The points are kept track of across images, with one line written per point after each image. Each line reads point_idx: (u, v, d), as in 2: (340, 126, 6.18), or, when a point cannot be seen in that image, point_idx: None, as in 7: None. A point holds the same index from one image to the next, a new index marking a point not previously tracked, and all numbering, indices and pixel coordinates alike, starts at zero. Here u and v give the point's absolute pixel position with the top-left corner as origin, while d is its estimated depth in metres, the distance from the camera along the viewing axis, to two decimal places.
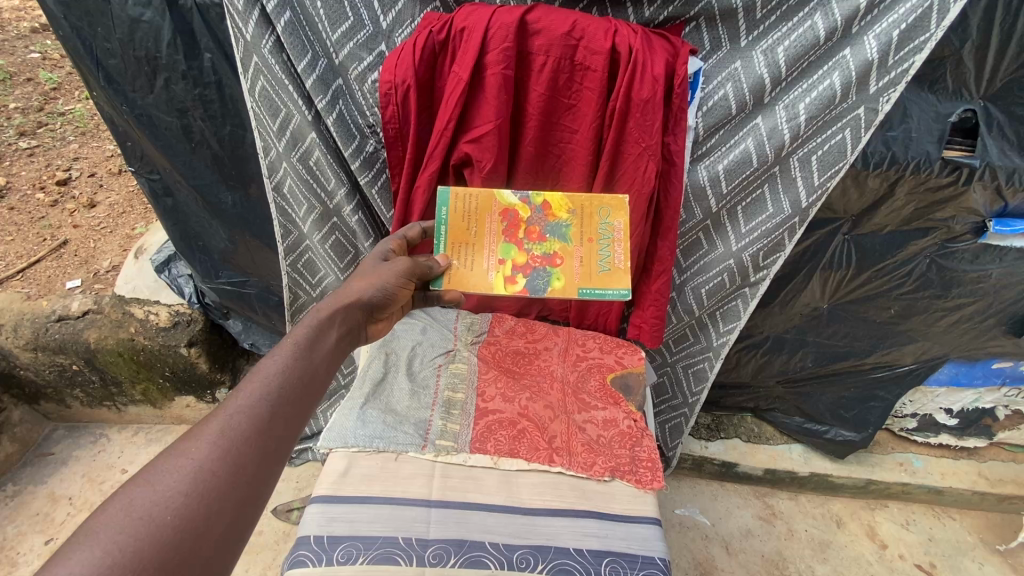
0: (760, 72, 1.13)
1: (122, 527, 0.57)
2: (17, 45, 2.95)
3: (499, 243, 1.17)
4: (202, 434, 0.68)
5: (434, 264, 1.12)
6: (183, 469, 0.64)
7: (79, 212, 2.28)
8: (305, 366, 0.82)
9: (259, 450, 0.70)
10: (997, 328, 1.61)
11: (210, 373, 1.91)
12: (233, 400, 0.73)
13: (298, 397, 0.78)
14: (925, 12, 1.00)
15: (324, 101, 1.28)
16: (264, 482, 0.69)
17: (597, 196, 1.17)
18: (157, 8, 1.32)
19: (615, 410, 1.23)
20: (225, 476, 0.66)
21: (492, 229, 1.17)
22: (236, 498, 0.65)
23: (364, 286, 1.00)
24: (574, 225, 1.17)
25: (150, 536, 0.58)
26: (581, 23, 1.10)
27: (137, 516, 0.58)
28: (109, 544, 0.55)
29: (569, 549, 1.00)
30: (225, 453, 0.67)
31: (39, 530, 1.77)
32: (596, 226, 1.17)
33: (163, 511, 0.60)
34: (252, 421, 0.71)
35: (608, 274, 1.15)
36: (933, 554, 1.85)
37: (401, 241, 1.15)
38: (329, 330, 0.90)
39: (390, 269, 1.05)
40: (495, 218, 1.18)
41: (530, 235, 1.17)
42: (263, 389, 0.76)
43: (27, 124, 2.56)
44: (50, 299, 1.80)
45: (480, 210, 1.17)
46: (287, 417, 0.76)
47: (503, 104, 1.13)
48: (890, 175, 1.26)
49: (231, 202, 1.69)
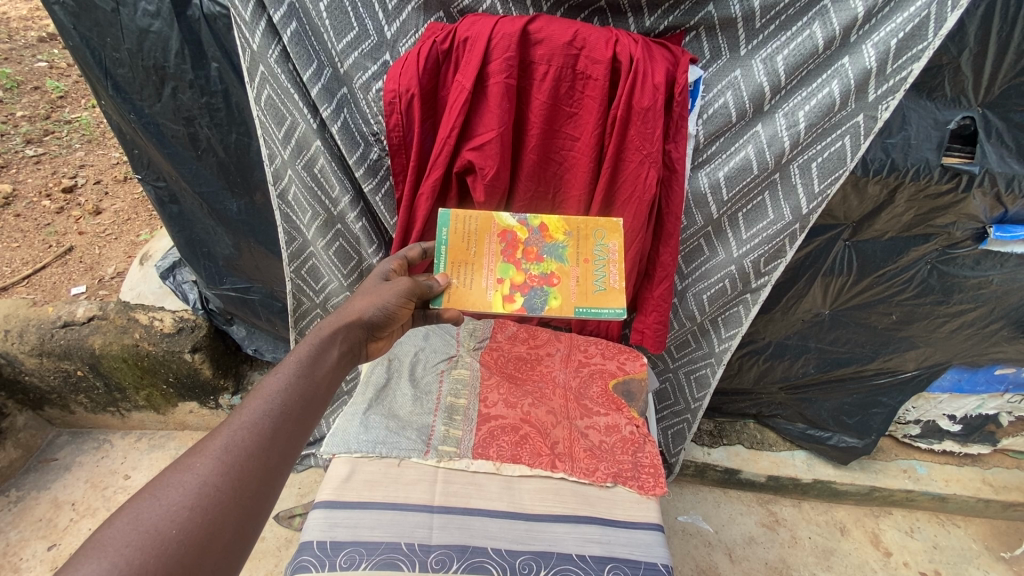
0: (760, 80, 1.14)
1: (129, 540, 0.58)
2: (24, 54, 2.98)
3: (498, 262, 1.18)
4: (207, 450, 0.68)
5: (434, 283, 1.12)
6: (187, 484, 0.65)
7: (84, 218, 2.30)
8: (307, 383, 0.83)
9: (261, 466, 0.71)
10: (999, 334, 1.61)
11: (213, 378, 1.92)
12: (236, 416, 0.74)
13: (297, 415, 0.78)
14: (923, 21, 1.02)
15: (329, 109, 1.30)
16: (267, 496, 0.69)
17: (592, 219, 1.20)
18: (165, 18, 1.34)
19: (616, 416, 1.24)
20: (228, 491, 0.66)
21: (491, 249, 1.18)
22: (238, 514, 0.66)
23: (366, 305, 1.00)
24: (571, 246, 1.19)
25: (156, 550, 0.58)
26: (583, 32, 1.12)
27: (143, 530, 0.59)
28: (115, 556, 0.56)
29: (571, 554, 1.00)
30: (229, 469, 0.68)
31: (41, 536, 1.77)
32: (592, 247, 1.19)
33: (168, 526, 0.60)
34: (256, 438, 0.72)
35: (603, 293, 1.16)
36: (937, 562, 1.84)
37: (402, 261, 1.16)
38: (331, 347, 0.91)
39: (390, 288, 1.04)
40: (495, 239, 1.19)
41: (528, 255, 1.18)
42: (266, 405, 0.76)
43: (35, 132, 2.59)
44: (56, 306, 1.82)
45: (480, 230, 1.18)
46: (290, 434, 0.76)
47: (505, 112, 1.15)
48: (890, 182, 1.27)
49: (236, 209, 1.70)
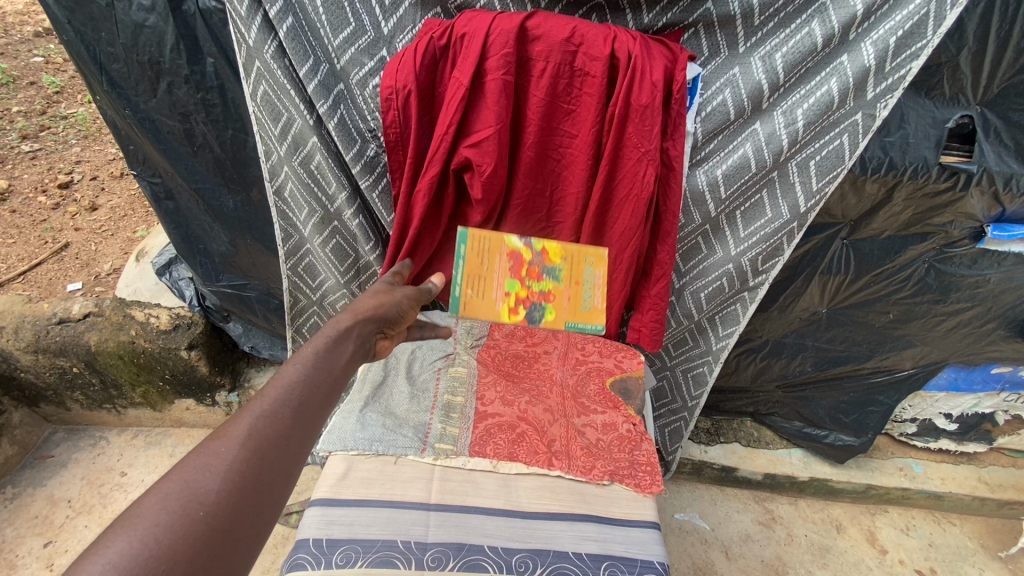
0: (759, 78, 1.14)
1: (159, 520, 0.55)
2: (20, 48, 2.97)
3: (507, 278, 1.21)
4: (232, 433, 0.66)
5: (432, 287, 1.16)
6: (215, 465, 0.62)
7: (80, 215, 2.28)
8: (327, 372, 0.81)
9: (285, 451, 0.68)
10: (996, 333, 1.61)
11: (210, 375, 1.92)
12: (259, 401, 0.71)
13: (317, 401, 0.76)
14: (922, 20, 1.01)
15: (326, 105, 1.29)
16: (289, 484, 0.67)
17: (584, 247, 1.20)
18: (160, 13, 1.33)
19: (614, 414, 1.24)
20: (254, 475, 0.63)
21: (501, 267, 1.20)
22: (263, 500, 0.63)
23: (379, 302, 1.01)
24: (567, 268, 1.22)
25: (185, 530, 0.55)
26: (581, 29, 1.11)
27: (172, 511, 0.56)
28: (145, 535, 0.53)
29: (567, 553, 0.99)
30: (255, 453, 0.65)
31: (38, 533, 1.76)
32: (583, 273, 1.22)
33: (196, 507, 0.57)
34: (280, 423, 0.70)
35: (591, 313, 1.24)
36: (933, 559, 1.85)
37: (400, 274, 1.18)
38: (347, 340, 0.89)
39: (397, 292, 1.07)
40: (505, 257, 1.20)
41: (532, 274, 1.22)
42: (288, 392, 0.74)
43: (30, 128, 2.57)
44: (51, 302, 1.81)
45: (492, 249, 1.19)
46: (311, 422, 0.74)
47: (503, 108, 1.14)
48: (888, 180, 1.27)
49: (233, 206, 1.70)
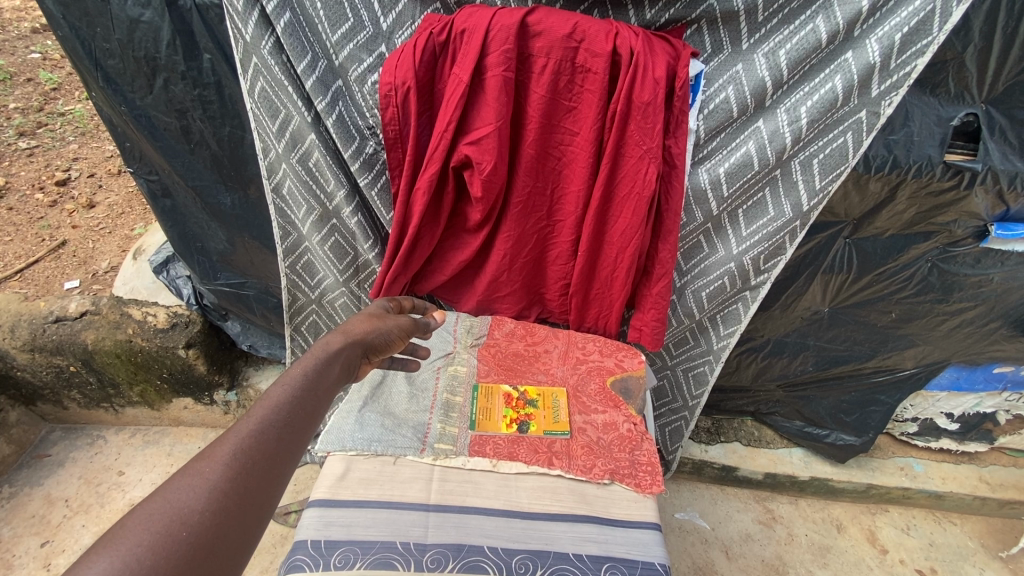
0: (761, 75, 1.13)
1: (141, 539, 0.51)
2: (17, 45, 2.95)
3: (501, 399, 1.23)
4: (219, 451, 0.62)
5: (426, 324, 1.13)
6: (201, 483, 0.59)
7: (77, 212, 2.27)
8: (316, 390, 0.78)
9: (274, 469, 0.65)
10: (998, 332, 1.60)
11: (207, 374, 1.91)
12: (247, 420, 0.68)
13: (307, 419, 0.73)
14: (927, 16, 1.00)
15: (324, 102, 1.27)
16: (276, 503, 0.63)
17: (551, 387, 1.27)
18: (156, 8, 1.31)
19: (614, 413, 1.23)
20: (239, 494, 0.60)
21: (499, 398, 1.24)
22: (249, 521, 0.60)
23: (368, 326, 0.97)
24: (545, 410, 1.22)
25: (167, 551, 0.52)
26: (582, 24, 1.10)
27: (155, 531, 0.53)
28: (126, 555, 0.50)
29: (567, 554, 0.97)
30: (241, 471, 0.62)
31: (34, 532, 1.75)
32: (554, 408, 1.22)
33: (179, 527, 0.54)
34: (268, 440, 0.66)
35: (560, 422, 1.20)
36: (933, 559, 1.84)
37: (398, 303, 1.14)
38: (338, 359, 0.86)
39: (390, 318, 1.04)
40: (501, 394, 1.24)
41: (519, 399, 1.23)
42: (277, 408, 0.71)
43: (27, 124, 2.55)
44: (48, 300, 1.79)
45: (494, 390, 1.25)
46: (299, 440, 0.71)
47: (504, 106, 1.12)
48: (892, 179, 1.26)
49: (231, 204, 1.68)
